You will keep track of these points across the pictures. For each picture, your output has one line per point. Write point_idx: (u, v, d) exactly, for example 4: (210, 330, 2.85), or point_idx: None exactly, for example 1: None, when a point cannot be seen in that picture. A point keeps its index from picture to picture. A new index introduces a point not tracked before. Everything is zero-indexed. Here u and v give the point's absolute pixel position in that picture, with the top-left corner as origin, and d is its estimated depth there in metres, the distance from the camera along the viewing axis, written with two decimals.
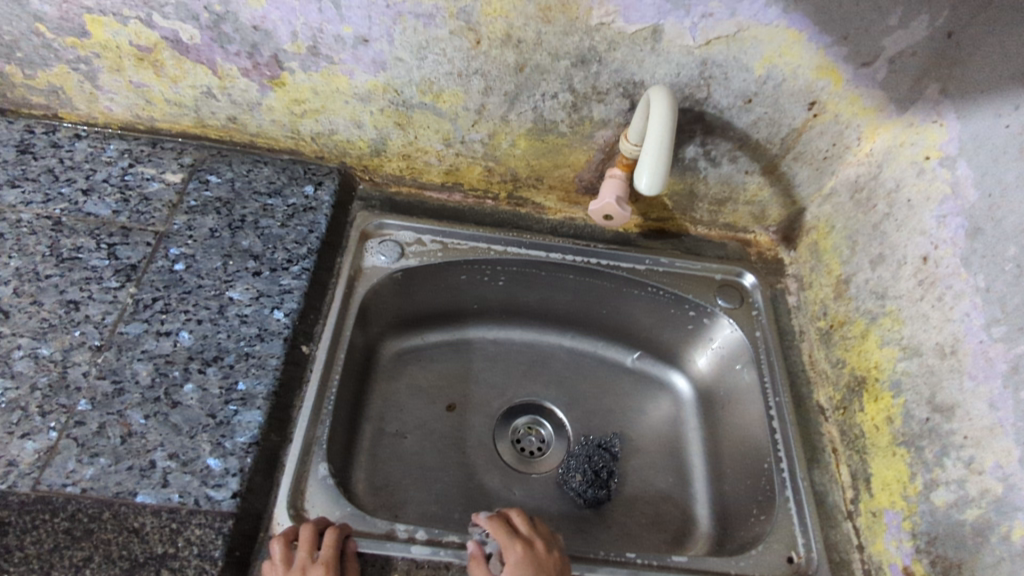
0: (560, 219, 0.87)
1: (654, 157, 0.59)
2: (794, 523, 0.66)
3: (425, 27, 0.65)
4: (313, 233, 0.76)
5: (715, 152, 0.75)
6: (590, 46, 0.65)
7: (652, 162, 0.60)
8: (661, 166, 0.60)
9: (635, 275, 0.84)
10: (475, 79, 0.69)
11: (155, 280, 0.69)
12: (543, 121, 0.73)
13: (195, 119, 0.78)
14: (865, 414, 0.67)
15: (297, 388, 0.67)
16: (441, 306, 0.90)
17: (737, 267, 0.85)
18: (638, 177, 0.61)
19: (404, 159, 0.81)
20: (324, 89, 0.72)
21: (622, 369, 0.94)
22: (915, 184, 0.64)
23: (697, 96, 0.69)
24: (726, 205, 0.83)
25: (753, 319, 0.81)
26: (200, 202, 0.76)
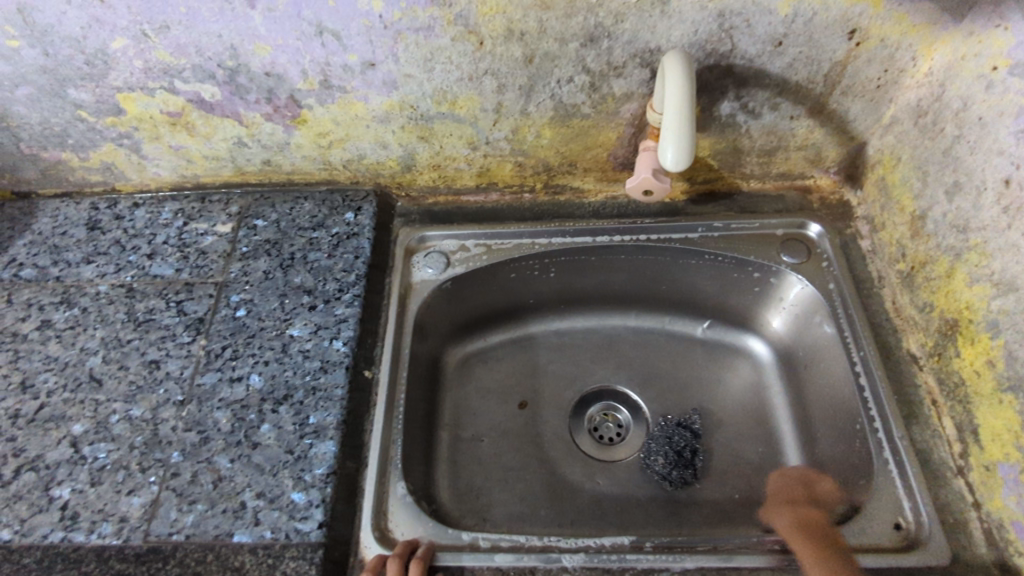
0: (601, 200, 0.84)
1: (679, 128, 0.56)
2: (897, 487, 0.61)
3: (426, 40, 0.64)
4: (359, 259, 0.78)
5: (753, 104, 0.70)
6: (597, 23, 0.61)
7: (675, 135, 0.57)
8: (686, 138, 0.57)
9: (690, 245, 0.80)
10: (486, 79, 0.68)
11: (221, 329, 0.73)
12: (563, 107, 0.71)
13: (234, 168, 0.82)
14: (961, 360, 0.61)
15: (366, 412, 0.70)
16: (498, 306, 0.90)
17: (799, 218, 0.79)
18: (661, 155, 0.58)
19: (435, 170, 0.81)
20: (344, 118, 0.73)
21: (693, 340, 0.90)
22: (985, 100, 0.57)
23: (721, 50, 0.64)
24: (776, 154, 0.77)
25: (825, 272, 0.75)
26: (251, 247, 0.80)
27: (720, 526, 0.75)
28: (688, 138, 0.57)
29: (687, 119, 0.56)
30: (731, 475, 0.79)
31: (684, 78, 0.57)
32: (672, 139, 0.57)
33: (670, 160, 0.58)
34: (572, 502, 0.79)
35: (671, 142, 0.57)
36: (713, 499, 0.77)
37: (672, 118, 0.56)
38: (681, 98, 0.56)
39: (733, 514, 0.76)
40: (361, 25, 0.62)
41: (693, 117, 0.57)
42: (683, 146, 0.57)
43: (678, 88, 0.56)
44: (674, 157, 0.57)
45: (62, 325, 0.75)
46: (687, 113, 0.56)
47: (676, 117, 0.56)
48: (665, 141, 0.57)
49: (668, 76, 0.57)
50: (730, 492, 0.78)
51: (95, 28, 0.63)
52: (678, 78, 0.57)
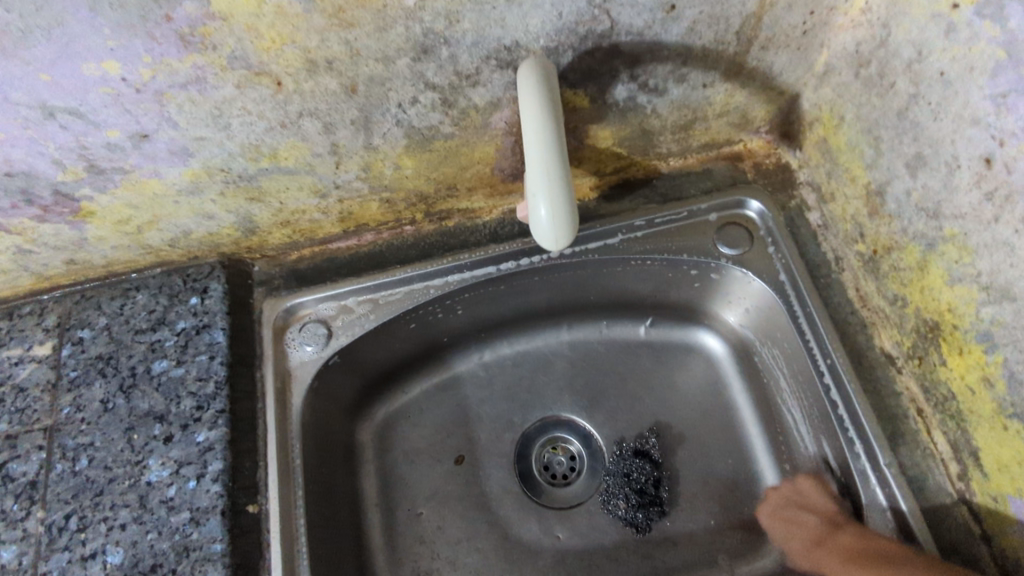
0: (499, 216, 0.69)
1: (552, 187, 0.41)
2: (888, 518, 0.53)
3: (202, 95, 0.46)
4: (215, 359, 0.63)
5: (655, 80, 0.55)
6: (425, 31, 0.45)
7: (546, 197, 0.41)
8: (564, 198, 0.41)
9: (611, 254, 0.66)
10: (305, 122, 0.51)
11: (61, 491, 0.58)
12: (417, 132, 0.55)
13: (33, 275, 0.64)
14: (949, 371, 0.51)
15: (258, 560, 0.57)
16: (408, 353, 0.76)
17: (733, 196, 0.65)
18: (530, 224, 0.43)
19: (286, 226, 0.65)
20: (141, 200, 0.56)
21: (637, 343, 0.78)
22: (945, 50, 0.44)
23: (598, 30, 0.48)
24: (693, 127, 0.62)
25: (771, 259, 0.63)
26: (80, 369, 0.64)
27: (698, 565, 0.68)
28: (568, 200, 0.42)
29: (562, 174, 0.41)
30: (700, 501, 0.70)
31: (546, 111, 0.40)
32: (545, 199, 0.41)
33: (543, 236, 0.43)
34: (531, 568, 0.70)
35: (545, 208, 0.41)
36: (685, 532, 0.69)
37: (539, 175, 0.40)
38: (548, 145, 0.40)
39: (708, 547, 0.68)
40: (103, 95, 0.45)
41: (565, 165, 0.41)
42: (562, 213, 0.41)
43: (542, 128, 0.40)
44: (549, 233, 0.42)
45: None
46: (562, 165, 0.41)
47: (546, 173, 0.40)
48: (532, 205, 0.42)
49: (523, 110, 0.40)
50: (702, 522, 0.69)
51: None
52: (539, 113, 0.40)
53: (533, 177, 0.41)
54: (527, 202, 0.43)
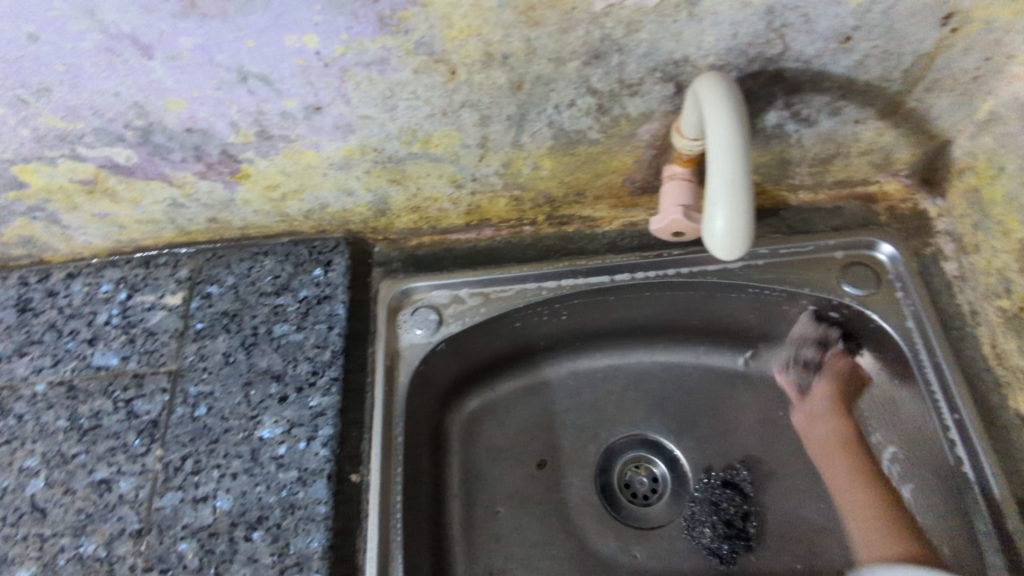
0: (619, 228, 0.69)
1: (734, 200, 0.41)
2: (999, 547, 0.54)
3: (381, 75, 0.49)
4: (333, 330, 0.65)
5: (809, 110, 0.55)
6: (602, 36, 0.47)
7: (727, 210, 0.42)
8: (744, 213, 0.42)
9: (730, 279, 0.66)
10: (465, 113, 0.53)
11: (180, 434, 0.62)
12: (565, 134, 0.56)
13: (176, 229, 0.68)
14: None
15: (356, 528, 0.59)
16: (504, 352, 0.77)
17: (863, 237, 0.64)
18: (704, 237, 0.43)
19: (414, 212, 0.67)
20: (294, 169, 0.59)
21: (733, 374, 0.77)
22: None
23: (768, 54, 0.49)
24: (833, 162, 0.62)
25: (898, 303, 0.62)
26: (206, 322, 0.68)
27: None
28: (745, 216, 0.42)
29: (745, 189, 0.42)
30: (787, 542, 0.69)
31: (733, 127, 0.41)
32: (723, 213, 0.42)
33: (716, 250, 0.43)
34: None
35: (724, 220, 0.42)
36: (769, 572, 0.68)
37: (722, 188, 0.41)
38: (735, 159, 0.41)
39: None
40: (294, 65, 0.48)
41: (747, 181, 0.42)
42: (740, 228, 0.42)
43: (730, 142, 0.41)
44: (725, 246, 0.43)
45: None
46: (746, 180, 0.42)
47: (731, 184, 0.41)
48: (709, 218, 0.42)
49: (710, 124, 0.42)
50: (789, 564, 0.68)
51: None
52: (727, 128, 0.41)
53: (715, 188, 0.42)
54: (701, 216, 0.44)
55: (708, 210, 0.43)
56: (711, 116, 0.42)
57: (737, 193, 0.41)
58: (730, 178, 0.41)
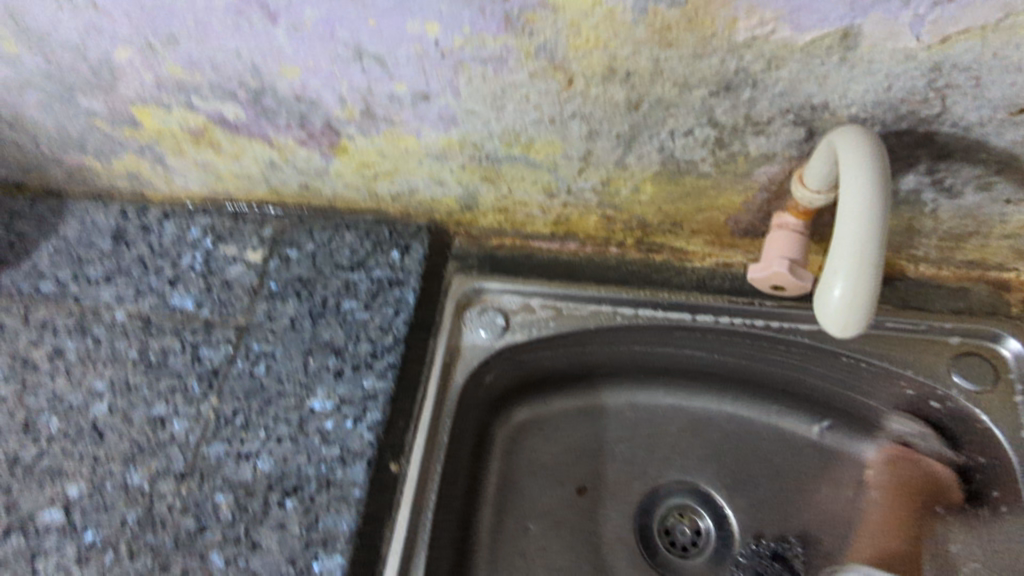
0: (710, 267, 0.65)
1: (858, 268, 0.37)
2: None
3: (496, 73, 0.47)
4: (399, 316, 0.64)
5: (953, 181, 0.49)
6: (738, 68, 0.43)
7: (848, 277, 0.37)
8: (869, 284, 0.37)
9: (823, 342, 0.61)
10: (573, 124, 0.50)
11: (236, 388, 0.63)
12: (674, 162, 0.52)
13: (269, 188, 0.69)
14: None
15: (385, 518, 0.58)
16: (564, 368, 0.74)
17: (987, 327, 0.58)
18: (819, 303, 0.38)
19: (501, 213, 0.65)
20: (391, 151, 0.58)
21: (803, 441, 0.71)
22: None
23: (922, 114, 0.44)
24: (967, 240, 0.56)
25: (1014, 410, 0.57)
26: (280, 284, 0.68)
27: None
28: (871, 288, 0.37)
29: (875, 259, 0.37)
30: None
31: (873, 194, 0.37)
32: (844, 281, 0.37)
33: (828, 320, 0.38)
34: None
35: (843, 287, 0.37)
36: None
37: (849, 253, 0.37)
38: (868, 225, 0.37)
39: None
40: (411, 51, 0.47)
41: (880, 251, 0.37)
42: (862, 300, 0.37)
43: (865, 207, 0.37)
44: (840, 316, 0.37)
45: (74, 358, 0.67)
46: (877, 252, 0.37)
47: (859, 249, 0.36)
48: (828, 284, 0.38)
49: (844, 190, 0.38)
50: None
51: (94, 36, 0.51)
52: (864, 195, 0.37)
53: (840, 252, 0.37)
54: (818, 282, 0.39)
55: (829, 276, 0.38)
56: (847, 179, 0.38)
57: (864, 262, 0.37)
58: (858, 243, 0.37)
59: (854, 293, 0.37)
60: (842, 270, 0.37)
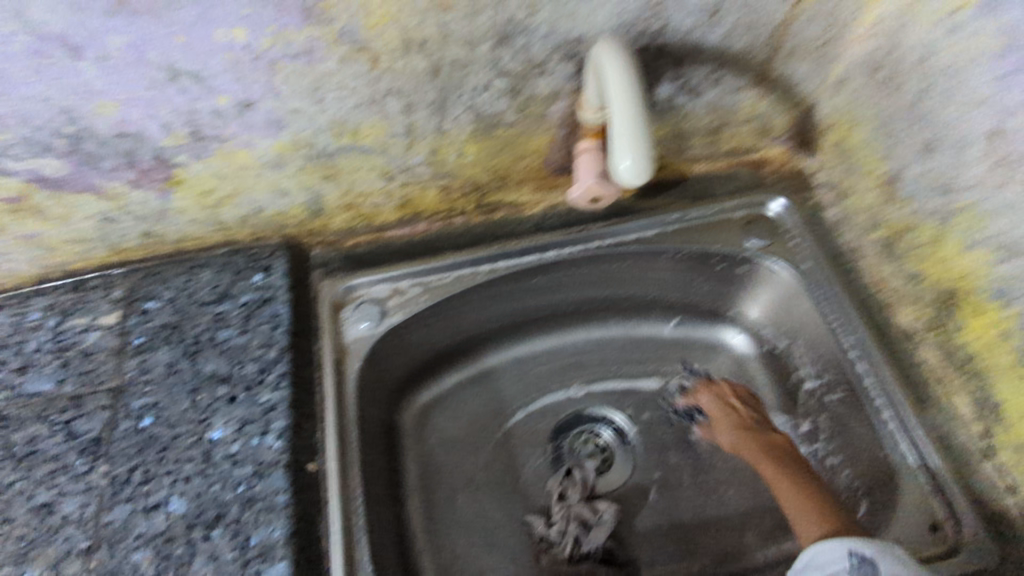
0: (543, 210, 0.74)
1: (640, 147, 0.51)
2: (912, 460, 0.58)
3: (309, 66, 0.54)
4: (278, 329, 0.66)
5: (694, 82, 0.63)
6: (509, 19, 0.53)
7: (631, 148, 0.51)
8: (644, 148, 0.51)
9: (648, 245, 0.72)
10: (390, 101, 0.58)
11: (125, 448, 0.60)
12: (484, 118, 0.62)
13: (109, 247, 0.68)
14: (969, 333, 0.57)
15: (317, 515, 0.59)
16: (448, 344, 0.78)
17: (756, 196, 0.72)
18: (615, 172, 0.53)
19: (349, 210, 0.70)
20: (228, 171, 0.62)
21: (663, 341, 0.82)
22: (954, 46, 0.51)
23: (652, 29, 0.56)
24: (722, 132, 0.70)
25: (795, 250, 0.70)
26: (146, 336, 0.67)
27: (734, 548, 0.69)
28: (646, 150, 0.52)
29: (642, 128, 0.51)
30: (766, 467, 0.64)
31: (632, 83, 0.50)
32: (630, 152, 0.51)
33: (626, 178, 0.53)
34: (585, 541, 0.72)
35: (630, 157, 0.51)
36: (715, 515, 0.71)
37: (626, 127, 0.50)
38: (634, 107, 0.50)
39: (735, 526, 0.70)
40: (224, 60, 0.52)
41: (645, 119, 0.51)
42: (643, 161, 0.51)
43: (628, 94, 0.50)
44: (633, 175, 0.53)
45: None
46: (644, 123, 0.51)
47: (632, 123, 0.50)
48: (618, 157, 0.52)
49: (608, 86, 0.50)
50: (733, 507, 0.72)
51: None
52: (625, 87, 0.49)
53: (620, 130, 0.50)
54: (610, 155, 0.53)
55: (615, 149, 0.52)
56: (609, 77, 0.50)
57: (637, 133, 0.51)
58: (630, 118, 0.50)
59: (638, 154, 0.51)
60: (626, 142, 0.50)
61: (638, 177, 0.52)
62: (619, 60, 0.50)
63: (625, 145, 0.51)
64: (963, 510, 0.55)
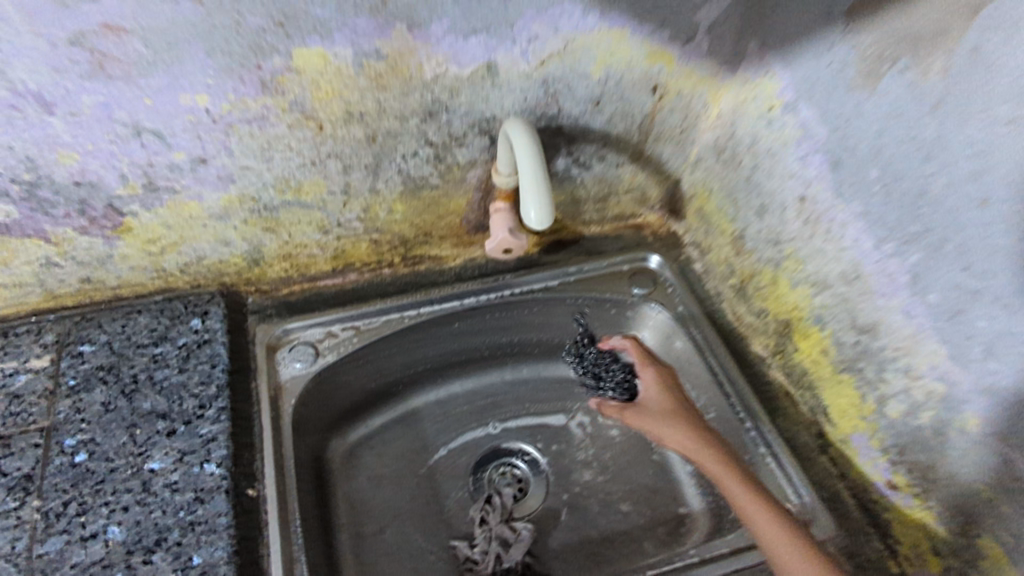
0: (461, 263, 0.85)
1: (540, 197, 0.61)
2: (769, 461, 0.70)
3: (261, 130, 0.63)
4: (216, 368, 0.71)
5: (584, 157, 0.77)
6: (433, 99, 0.65)
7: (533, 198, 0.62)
8: (543, 199, 0.62)
9: (553, 293, 0.83)
10: (330, 163, 0.68)
11: (59, 482, 0.62)
12: (411, 180, 0.72)
13: (44, 293, 0.71)
14: (801, 354, 0.71)
15: (257, 535, 0.63)
16: (375, 387, 0.85)
17: (639, 252, 0.86)
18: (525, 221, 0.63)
19: (286, 260, 0.77)
20: (176, 221, 0.68)
21: (569, 381, 0.93)
22: (769, 134, 0.69)
23: (548, 113, 0.71)
24: (609, 199, 0.84)
25: (672, 296, 0.84)
26: (80, 378, 0.69)
27: (637, 558, 0.78)
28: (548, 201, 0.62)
29: (540, 183, 0.62)
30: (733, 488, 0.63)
31: (533, 149, 0.62)
32: (533, 202, 0.62)
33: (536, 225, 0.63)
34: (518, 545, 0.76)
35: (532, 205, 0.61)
36: (619, 530, 0.80)
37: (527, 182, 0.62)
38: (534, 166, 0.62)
39: (637, 538, 0.79)
40: (185, 121, 0.60)
41: (544, 176, 0.62)
42: (543, 209, 0.62)
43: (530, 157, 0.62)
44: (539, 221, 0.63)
45: None
46: (542, 179, 0.62)
47: (531, 178, 0.61)
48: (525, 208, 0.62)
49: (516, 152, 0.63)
50: (634, 522, 0.81)
51: None
52: (528, 151, 0.62)
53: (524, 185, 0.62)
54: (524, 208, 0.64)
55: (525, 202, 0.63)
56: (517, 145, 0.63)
57: (535, 186, 0.61)
58: (530, 174, 0.61)
59: (539, 202, 0.61)
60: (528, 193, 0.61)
61: (541, 222, 0.62)
62: (523, 133, 0.63)
63: (528, 196, 0.61)
64: (808, 495, 0.67)
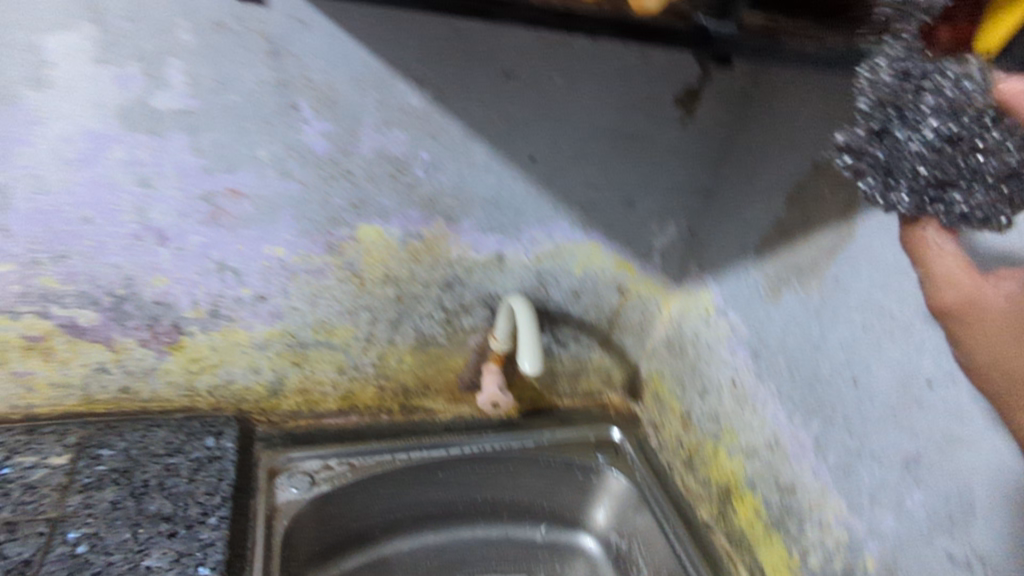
0: (450, 417, 0.97)
1: (531, 349, 0.78)
2: None
3: (316, 280, 0.79)
4: (223, 481, 0.78)
5: (563, 337, 0.95)
6: (454, 274, 0.84)
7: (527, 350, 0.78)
8: (534, 351, 0.78)
9: (529, 452, 0.94)
10: (362, 313, 0.83)
11: (56, 570, 0.65)
12: (423, 337, 0.88)
13: (81, 396, 0.80)
14: (739, 517, 0.82)
15: None
16: (354, 528, 0.89)
17: (604, 425, 1.00)
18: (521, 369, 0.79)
19: (301, 394, 0.88)
20: (222, 344, 0.80)
21: (535, 545, 0.98)
22: (707, 331, 0.89)
23: (538, 297, 0.90)
24: (580, 377, 1.01)
25: (630, 465, 0.96)
26: (94, 477, 0.75)
27: None
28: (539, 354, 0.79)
29: (533, 340, 0.79)
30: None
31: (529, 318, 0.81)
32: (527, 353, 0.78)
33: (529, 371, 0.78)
34: None
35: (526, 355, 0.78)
36: None
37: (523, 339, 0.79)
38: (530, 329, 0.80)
39: None
40: (261, 265, 0.76)
41: (535, 336, 0.80)
42: (534, 357, 0.78)
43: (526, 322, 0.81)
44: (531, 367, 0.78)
45: None
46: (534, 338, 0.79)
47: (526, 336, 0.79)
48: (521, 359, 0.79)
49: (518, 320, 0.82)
50: None
51: None
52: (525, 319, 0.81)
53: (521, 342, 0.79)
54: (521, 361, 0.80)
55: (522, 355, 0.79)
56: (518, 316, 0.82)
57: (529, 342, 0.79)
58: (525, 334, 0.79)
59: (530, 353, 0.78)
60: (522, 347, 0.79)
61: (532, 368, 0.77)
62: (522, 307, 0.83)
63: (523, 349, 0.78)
64: None
